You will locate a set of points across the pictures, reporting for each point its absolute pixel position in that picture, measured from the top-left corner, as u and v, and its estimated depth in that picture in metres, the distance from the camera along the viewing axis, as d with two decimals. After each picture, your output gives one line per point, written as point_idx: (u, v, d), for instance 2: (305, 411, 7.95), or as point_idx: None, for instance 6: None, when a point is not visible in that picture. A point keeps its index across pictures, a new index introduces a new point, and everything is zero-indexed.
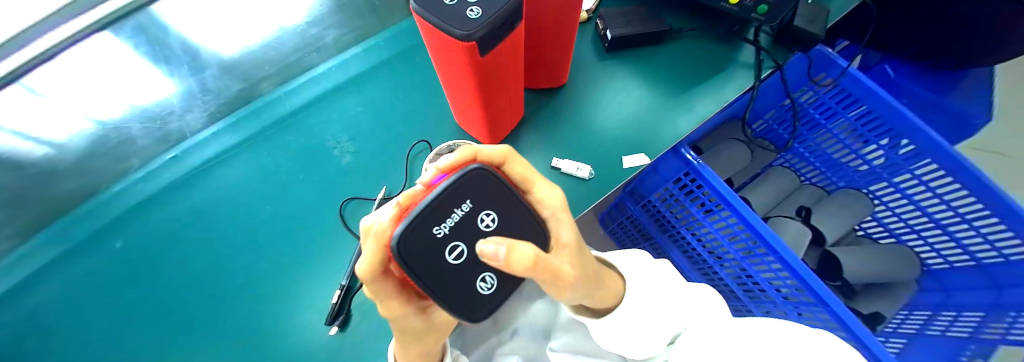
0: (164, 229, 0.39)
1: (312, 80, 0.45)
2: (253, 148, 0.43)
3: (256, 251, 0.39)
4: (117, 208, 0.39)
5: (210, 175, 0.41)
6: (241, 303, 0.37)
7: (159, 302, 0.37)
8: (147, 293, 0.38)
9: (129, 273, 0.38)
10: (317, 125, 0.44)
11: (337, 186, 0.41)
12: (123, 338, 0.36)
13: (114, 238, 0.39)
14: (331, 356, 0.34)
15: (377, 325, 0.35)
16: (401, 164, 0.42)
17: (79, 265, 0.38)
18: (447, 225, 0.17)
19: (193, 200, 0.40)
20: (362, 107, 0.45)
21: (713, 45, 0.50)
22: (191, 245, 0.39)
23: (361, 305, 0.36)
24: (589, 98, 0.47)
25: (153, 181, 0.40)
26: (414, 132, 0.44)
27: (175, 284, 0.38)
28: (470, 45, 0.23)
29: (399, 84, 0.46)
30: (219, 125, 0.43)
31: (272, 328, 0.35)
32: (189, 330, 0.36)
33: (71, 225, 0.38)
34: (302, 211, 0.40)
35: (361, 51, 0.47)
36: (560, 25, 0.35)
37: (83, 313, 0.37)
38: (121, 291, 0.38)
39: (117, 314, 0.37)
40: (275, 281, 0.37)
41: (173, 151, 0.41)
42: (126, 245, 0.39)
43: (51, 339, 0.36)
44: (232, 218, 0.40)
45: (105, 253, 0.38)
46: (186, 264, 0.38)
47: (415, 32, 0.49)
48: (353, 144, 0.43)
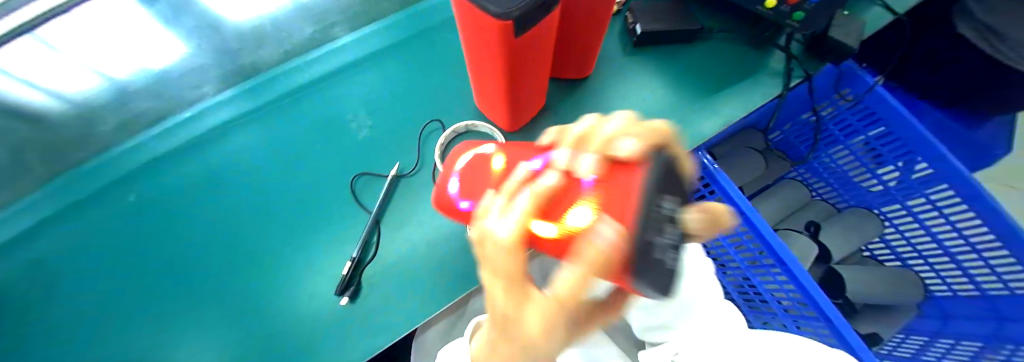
0: (178, 187, 0.40)
1: (336, 50, 0.45)
2: (271, 113, 0.42)
3: (269, 216, 0.39)
4: (132, 163, 0.39)
5: (227, 137, 0.41)
6: (249, 267, 0.37)
7: (170, 257, 0.38)
8: (156, 248, 0.38)
9: (139, 226, 0.38)
10: (330, 96, 0.43)
11: (352, 159, 0.41)
12: (130, 288, 0.37)
13: (128, 192, 0.39)
14: (335, 327, 0.34)
15: (383, 303, 0.34)
16: (413, 144, 0.42)
17: (93, 215, 0.38)
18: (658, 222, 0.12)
19: (209, 161, 0.40)
20: (382, 82, 0.44)
21: (744, 49, 0.48)
22: (203, 205, 0.39)
23: (369, 280, 0.35)
24: (611, 92, 0.46)
25: (168, 139, 0.40)
26: (431, 112, 0.43)
27: (185, 241, 0.38)
28: (506, 24, 0.23)
29: (423, 61, 0.46)
30: (235, 90, 0.42)
31: (276, 294, 0.36)
32: (196, 288, 0.36)
33: (87, 173, 0.38)
34: (316, 183, 0.40)
35: (384, 26, 0.46)
36: (592, 17, 0.34)
37: (89, 262, 0.37)
38: (132, 244, 0.38)
39: (125, 264, 0.37)
40: (284, 248, 0.37)
41: (190, 110, 0.41)
42: (138, 199, 0.39)
43: (58, 285, 0.36)
44: (247, 180, 0.40)
45: (120, 206, 0.39)
46: (200, 222, 0.39)
47: (446, 9, 0.48)
48: (370, 118, 0.43)
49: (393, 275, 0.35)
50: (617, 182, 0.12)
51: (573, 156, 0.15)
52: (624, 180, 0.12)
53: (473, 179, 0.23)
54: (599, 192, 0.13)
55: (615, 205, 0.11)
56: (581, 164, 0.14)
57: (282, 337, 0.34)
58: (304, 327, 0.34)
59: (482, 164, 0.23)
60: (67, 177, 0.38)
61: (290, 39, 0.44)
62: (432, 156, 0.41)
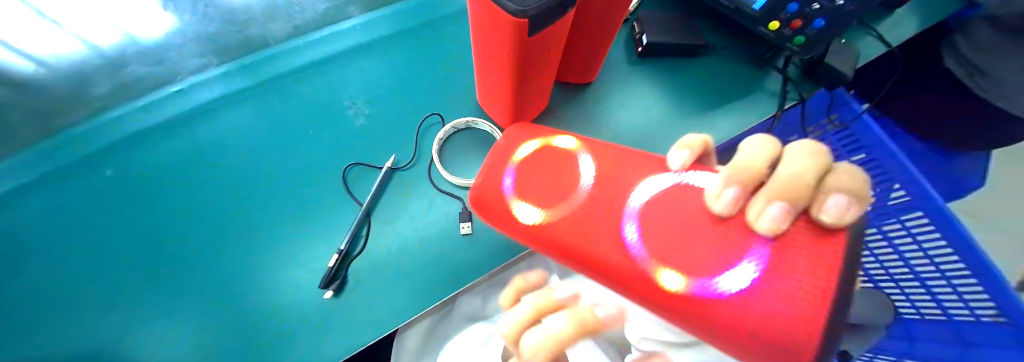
0: (161, 163, 0.38)
1: (338, 34, 0.43)
2: (266, 93, 0.41)
3: (257, 200, 0.37)
4: (114, 134, 0.37)
5: (218, 114, 0.40)
6: (231, 252, 0.35)
7: (147, 237, 0.36)
8: (135, 224, 0.36)
9: (117, 201, 0.37)
10: (327, 81, 0.42)
11: (348, 147, 0.40)
12: (102, 266, 0.35)
13: (108, 164, 0.37)
14: (318, 320, 0.33)
15: (369, 300, 0.33)
16: (412, 136, 0.41)
17: (68, 187, 0.36)
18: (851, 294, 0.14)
19: (195, 138, 0.39)
20: (384, 70, 0.43)
21: (746, 67, 0.49)
22: (187, 184, 0.37)
23: (357, 274, 0.34)
24: (613, 99, 0.46)
25: (155, 111, 0.38)
26: (432, 105, 0.43)
27: (164, 221, 0.36)
28: (522, 22, 0.23)
29: (430, 52, 0.45)
30: (230, 66, 0.40)
31: (258, 281, 0.34)
32: (172, 271, 0.35)
33: (74, 138, 0.37)
34: (309, 169, 0.38)
35: (393, 12, 0.45)
36: (603, 23, 0.34)
37: (63, 236, 0.35)
38: (109, 220, 0.36)
39: (99, 241, 0.36)
40: (268, 234, 0.36)
41: (178, 84, 0.39)
42: (117, 173, 0.37)
43: (30, 255, 0.35)
44: (236, 162, 0.38)
45: (99, 177, 0.37)
46: (181, 202, 0.37)
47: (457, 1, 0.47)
48: (369, 106, 0.42)
49: (381, 269, 0.34)
50: (812, 258, 0.14)
51: (743, 202, 0.16)
52: (823, 260, 0.14)
53: (551, 183, 0.21)
54: (780, 264, 0.15)
55: (815, 285, 0.14)
56: (762, 220, 0.15)
57: (262, 326, 0.33)
58: (285, 318, 0.33)
59: (566, 169, 0.22)
60: (48, 140, 0.36)
61: (302, 15, 0.43)
62: (429, 150, 0.40)
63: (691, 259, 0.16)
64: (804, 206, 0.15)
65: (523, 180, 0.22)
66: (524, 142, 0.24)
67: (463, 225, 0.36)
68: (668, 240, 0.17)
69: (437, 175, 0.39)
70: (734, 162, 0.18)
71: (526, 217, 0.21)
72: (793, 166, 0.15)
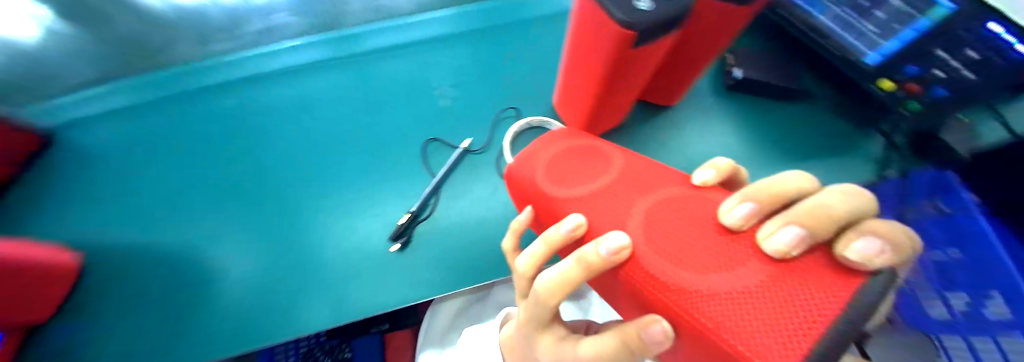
0: (274, 103, 0.44)
1: (439, 20, 0.47)
2: (367, 62, 0.46)
3: (344, 152, 0.41)
4: (251, 71, 0.46)
5: (326, 72, 0.46)
6: (313, 192, 0.39)
7: (251, 162, 0.42)
8: (246, 148, 0.43)
9: (238, 126, 0.44)
10: (413, 59, 0.46)
11: (429, 122, 0.43)
12: (216, 175, 0.42)
13: (241, 93, 0.45)
14: (372, 270, 0.35)
15: (421, 264, 0.35)
16: (487, 124, 0.43)
17: (210, 105, 0.45)
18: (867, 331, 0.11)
19: (305, 89, 0.45)
20: (473, 59, 0.46)
21: (844, 124, 0.46)
22: (291, 124, 0.43)
23: (416, 237, 0.36)
24: (691, 128, 0.45)
25: (279, 60, 0.46)
26: (511, 99, 0.44)
27: (267, 152, 0.42)
28: (629, 34, 0.23)
29: (519, 50, 0.47)
30: (345, 33, 0.46)
31: (329, 221, 0.38)
32: (263, 197, 0.40)
33: (224, 65, 0.46)
34: (389, 135, 0.42)
35: (494, 7, 0.48)
36: (702, 50, 0.34)
37: (195, 143, 0.44)
38: (229, 140, 0.43)
39: (219, 154, 0.43)
40: (345, 181, 0.40)
41: (298, 40, 0.46)
42: (242, 102, 0.45)
43: (171, 153, 0.43)
44: (332, 116, 0.43)
45: (231, 103, 0.45)
46: (283, 140, 0.43)
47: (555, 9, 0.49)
48: (453, 90, 0.45)
49: (436, 240, 0.36)
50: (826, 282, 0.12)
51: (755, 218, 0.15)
52: (834, 289, 0.11)
53: (574, 170, 0.23)
54: (783, 282, 0.12)
55: (824, 309, 0.11)
56: (771, 239, 0.14)
57: (324, 260, 0.36)
58: (344, 261, 0.36)
59: (592, 160, 0.23)
60: (209, 64, 0.46)
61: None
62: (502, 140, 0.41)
63: (683, 255, 0.15)
64: (822, 236, 0.14)
65: (550, 162, 0.24)
66: (558, 138, 0.26)
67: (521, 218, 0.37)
68: (668, 237, 0.16)
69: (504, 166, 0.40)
70: (763, 184, 0.18)
71: (545, 192, 0.23)
72: (826, 199, 0.16)
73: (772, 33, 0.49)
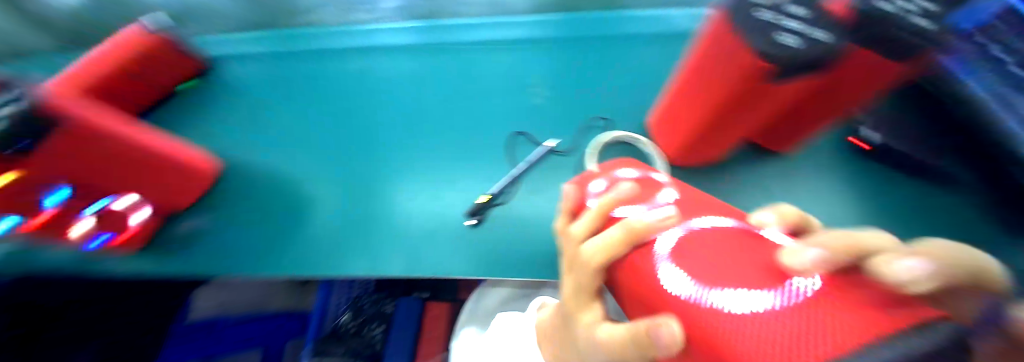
0: (382, 74, 0.49)
1: (543, 23, 0.49)
2: (469, 52, 0.49)
3: (437, 130, 0.44)
4: (366, 42, 0.50)
5: (432, 54, 0.49)
6: (402, 159, 0.43)
7: (353, 120, 0.46)
8: (351, 106, 0.47)
9: (346, 86, 0.48)
10: (506, 55, 0.48)
11: (523, 116, 0.44)
12: (320, 125, 0.46)
13: (355, 57, 0.49)
14: (449, 238, 0.37)
15: (492, 247, 0.36)
16: (576, 130, 0.43)
17: (326, 62, 0.50)
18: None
19: (410, 66, 0.49)
20: (572, 65, 0.47)
21: (990, 219, 0.39)
22: (393, 95, 0.47)
23: (494, 220, 0.37)
24: (795, 182, 0.41)
25: (392, 37, 0.50)
26: (602, 108, 0.44)
27: (368, 114, 0.46)
28: (763, 67, 0.21)
29: (620, 64, 0.46)
30: (455, 23, 0.50)
31: (413, 188, 0.41)
32: (356, 154, 0.44)
33: (346, 32, 0.50)
34: (478, 122, 0.44)
35: (601, 18, 0.48)
36: (842, 93, 0.30)
37: (308, 92, 0.48)
38: (336, 97, 0.48)
39: (326, 106, 0.47)
40: (430, 154, 0.43)
41: (410, 23, 0.50)
42: (355, 67, 0.49)
43: (286, 96, 0.48)
44: (431, 94, 0.47)
45: (345, 65, 0.49)
46: (385, 105, 0.47)
47: (665, 26, 0.47)
48: (548, 91, 0.46)
49: (503, 229, 0.37)
50: (854, 316, 0.09)
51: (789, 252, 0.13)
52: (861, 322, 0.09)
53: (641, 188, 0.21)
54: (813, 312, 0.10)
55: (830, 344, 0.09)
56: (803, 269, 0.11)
57: (398, 221, 0.39)
58: (425, 225, 0.38)
59: (651, 185, 0.21)
60: (334, 29, 0.51)
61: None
62: (588, 147, 0.41)
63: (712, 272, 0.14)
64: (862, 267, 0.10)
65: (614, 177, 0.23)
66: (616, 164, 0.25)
67: None
68: (704, 259, 0.14)
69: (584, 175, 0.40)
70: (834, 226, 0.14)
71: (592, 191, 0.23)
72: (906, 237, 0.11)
73: (914, 96, 0.43)
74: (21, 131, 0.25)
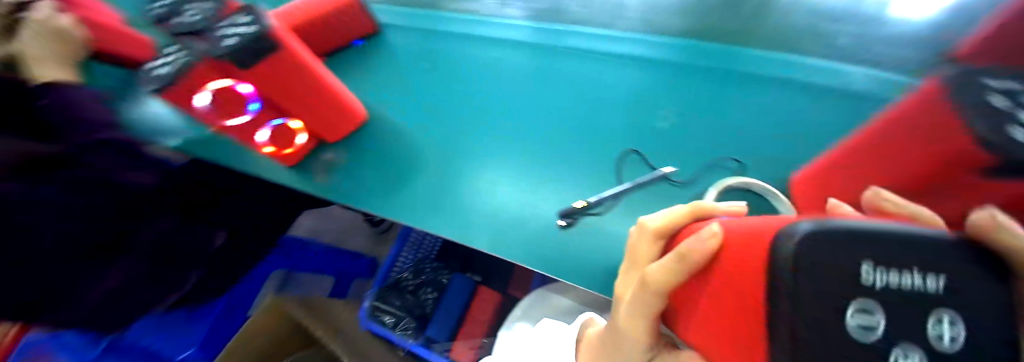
0: (483, 60, 0.45)
1: (686, 35, 0.39)
2: (584, 54, 0.42)
3: (536, 135, 0.39)
4: (474, 24, 0.46)
5: (541, 50, 0.44)
6: (493, 156, 0.39)
7: (447, 103, 0.43)
8: (448, 88, 0.44)
9: (447, 66, 0.45)
10: (608, 71, 0.41)
11: (639, 139, 0.37)
12: (413, 100, 0.44)
13: (460, 40, 0.46)
14: (534, 244, 0.35)
15: (578, 267, 0.33)
16: (703, 168, 0.35)
17: (432, 37, 0.47)
18: (892, 307, 0.07)
19: (517, 58, 0.44)
20: (715, 92, 0.38)
21: None
22: (492, 86, 0.43)
23: (591, 227, 0.34)
24: None
25: (502, 23, 0.45)
26: (739, 148, 0.35)
27: (463, 101, 0.43)
28: None
29: (783, 98, 0.36)
30: (570, 21, 0.43)
31: (502, 188, 0.38)
32: (444, 140, 0.41)
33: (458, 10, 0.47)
34: (569, 140, 0.38)
35: (772, 35, 0.37)
36: None
37: (409, 66, 0.46)
38: (435, 76, 0.45)
39: (423, 82, 0.45)
40: (506, 158, 0.39)
41: (523, 11, 0.45)
42: (458, 48, 0.46)
43: (389, 65, 0.47)
44: (533, 93, 0.42)
45: (451, 44, 0.47)
46: (483, 95, 0.43)
47: (836, 77, 0.34)
48: (678, 117, 0.37)
49: (595, 239, 0.34)
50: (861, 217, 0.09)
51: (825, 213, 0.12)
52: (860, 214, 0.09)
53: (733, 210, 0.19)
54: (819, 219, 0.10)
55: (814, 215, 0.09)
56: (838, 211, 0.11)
57: (467, 216, 0.37)
58: (514, 228, 0.36)
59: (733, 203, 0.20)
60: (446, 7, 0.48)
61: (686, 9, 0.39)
62: (712, 184, 0.34)
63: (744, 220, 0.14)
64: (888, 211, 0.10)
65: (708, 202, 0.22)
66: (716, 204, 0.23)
67: None
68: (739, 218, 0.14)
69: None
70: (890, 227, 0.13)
71: None
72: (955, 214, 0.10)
73: None
74: (246, 45, 0.28)
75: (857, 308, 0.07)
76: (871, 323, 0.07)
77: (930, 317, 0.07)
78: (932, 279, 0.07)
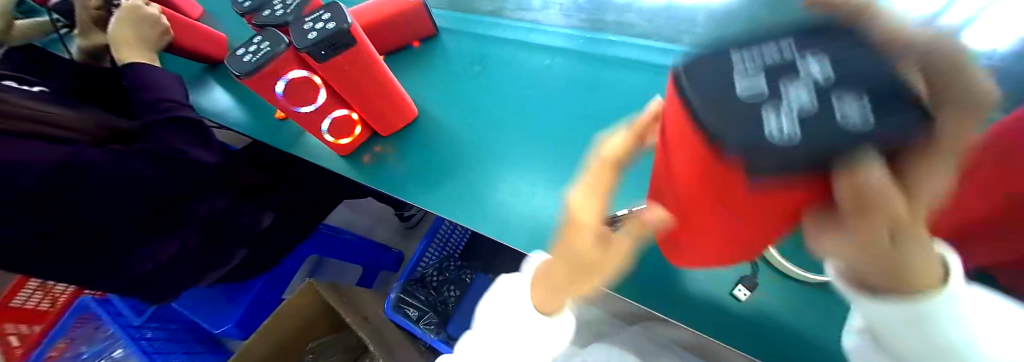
0: (531, 68, 0.46)
1: None
2: (632, 68, 0.43)
3: (580, 141, 0.40)
4: (526, 34, 0.48)
5: (589, 61, 0.45)
6: (535, 159, 0.40)
7: (493, 105, 0.45)
8: (495, 91, 0.46)
9: (496, 71, 0.47)
10: (658, 82, 0.42)
11: None
12: (461, 102, 0.46)
13: (509, 47, 0.48)
14: None
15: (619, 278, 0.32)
16: None
17: (483, 44, 0.49)
18: (782, 85, 0.08)
19: (565, 67, 0.45)
20: None
21: None
22: (538, 91, 0.44)
23: None
24: None
25: (553, 35, 0.47)
26: None
27: (509, 104, 0.44)
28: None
29: None
30: (620, 37, 0.45)
31: (542, 191, 0.38)
32: (489, 140, 0.42)
33: (510, 21, 0.50)
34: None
35: None
36: None
37: (458, 69, 0.48)
38: (483, 80, 0.47)
39: (472, 85, 0.47)
40: (549, 163, 0.40)
41: (574, 28, 0.47)
42: (507, 55, 0.48)
43: (440, 67, 0.49)
44: (578, 101, 0.42)
45: (501, 51, 0.48)
46: (528, 100, 0.44)
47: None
48: None
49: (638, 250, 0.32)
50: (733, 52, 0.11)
51: None
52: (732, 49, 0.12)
53: None
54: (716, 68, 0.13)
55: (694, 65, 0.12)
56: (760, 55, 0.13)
57: (507, 218, 0.37)
58: (552, 232, 0.35)
59: None
60: (499, 19, 0.50)
61: None
62: None
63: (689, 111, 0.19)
64: None
65: None
66: None
67: (738, 289, 0.28)
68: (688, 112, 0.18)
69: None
70: None
71: None
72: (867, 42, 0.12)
73: None
74: (324, 44, 0.30)
75: (744, 89, 0.09)
76: (757, 93, 0.08)
77: (815, 79, 0.08)
78: (806, 60, 0.09)
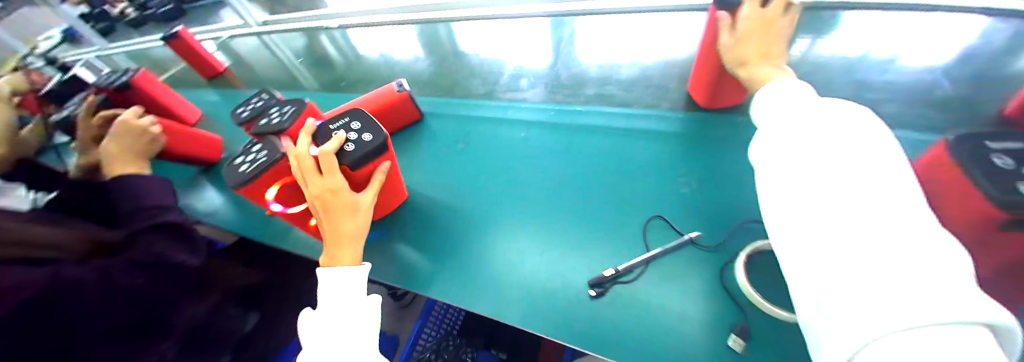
0: (511, 138, 0.50)
1: (691, 118, 0.45)
2: (602, 131, 0.48)
3: (563, 203, 0.42)
4: (505, 110, 0.54)
5: (564, 128, 0.49)
6: (522, 224, 0.42)
7: (478, 176, 0.48)
8: (479, 163, 0.49)
9: (479, 145, 0.51)
10: (626, 143, 0.46)
11: (661, 205, 0.40)
12: (448, 177, 0.48)
13: (490, 122, 0.53)
14: (565, 315, 0.34)
15: (615, 341, 0.31)
16: (726, 231, 0.36)
17: (467, 122, 0.54)
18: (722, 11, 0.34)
19: (542, 136, 0.49)
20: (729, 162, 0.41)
21: None
22: (519, 160, 0.48)
23: (623, 299, 0.34)
24: None
25: (530, 109, 0.53)
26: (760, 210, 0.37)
27: (493, 174, 0.47)
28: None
29: None
30: (589, 107, 0.50)
31: (532, 256, 0.39)
32: (477, 210, 0.44)
33: (491, 102, 0.56)
34: (596, 209, 0.41)
35: None
36: None
37: (444, 147, 0.52)
38: (467, 154, 0.50)
39: (457, 160, 0.50)
40: (537, 229, 0.41)
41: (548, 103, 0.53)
42: (489, 130, 0.52)
43: (427, 146, 0.53)
44: (558, 166, 0.46)
45: (482, 127, 0.53)
46: (510, 168, 0.47)
47: None
48: (698, 183, 0.40)
49: (629, 310, 0.33)
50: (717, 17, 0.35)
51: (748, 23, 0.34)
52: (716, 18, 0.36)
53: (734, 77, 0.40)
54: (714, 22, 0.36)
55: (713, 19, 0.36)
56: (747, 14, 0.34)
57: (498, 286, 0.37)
58: (543, 297, 0.35)
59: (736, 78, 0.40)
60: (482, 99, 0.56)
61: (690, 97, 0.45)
62: (739, 250, 0.34)
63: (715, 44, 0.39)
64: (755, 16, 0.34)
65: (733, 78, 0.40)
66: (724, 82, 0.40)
67: (734, 337, 0.29)
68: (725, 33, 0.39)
69: (732, 284, 0.33)
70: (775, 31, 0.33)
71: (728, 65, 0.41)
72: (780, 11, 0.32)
73: None
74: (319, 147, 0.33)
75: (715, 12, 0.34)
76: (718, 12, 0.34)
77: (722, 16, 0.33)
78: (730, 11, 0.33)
